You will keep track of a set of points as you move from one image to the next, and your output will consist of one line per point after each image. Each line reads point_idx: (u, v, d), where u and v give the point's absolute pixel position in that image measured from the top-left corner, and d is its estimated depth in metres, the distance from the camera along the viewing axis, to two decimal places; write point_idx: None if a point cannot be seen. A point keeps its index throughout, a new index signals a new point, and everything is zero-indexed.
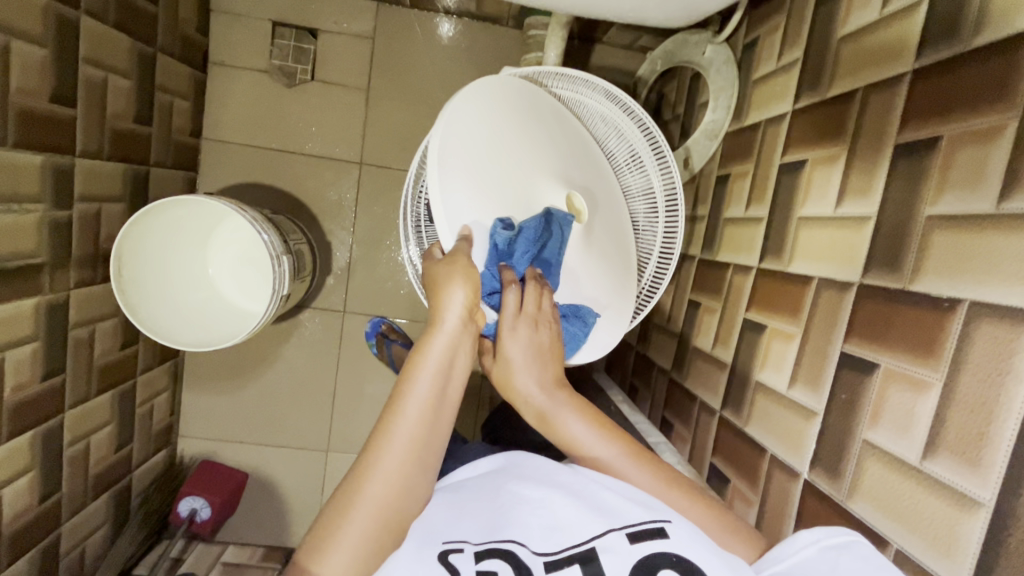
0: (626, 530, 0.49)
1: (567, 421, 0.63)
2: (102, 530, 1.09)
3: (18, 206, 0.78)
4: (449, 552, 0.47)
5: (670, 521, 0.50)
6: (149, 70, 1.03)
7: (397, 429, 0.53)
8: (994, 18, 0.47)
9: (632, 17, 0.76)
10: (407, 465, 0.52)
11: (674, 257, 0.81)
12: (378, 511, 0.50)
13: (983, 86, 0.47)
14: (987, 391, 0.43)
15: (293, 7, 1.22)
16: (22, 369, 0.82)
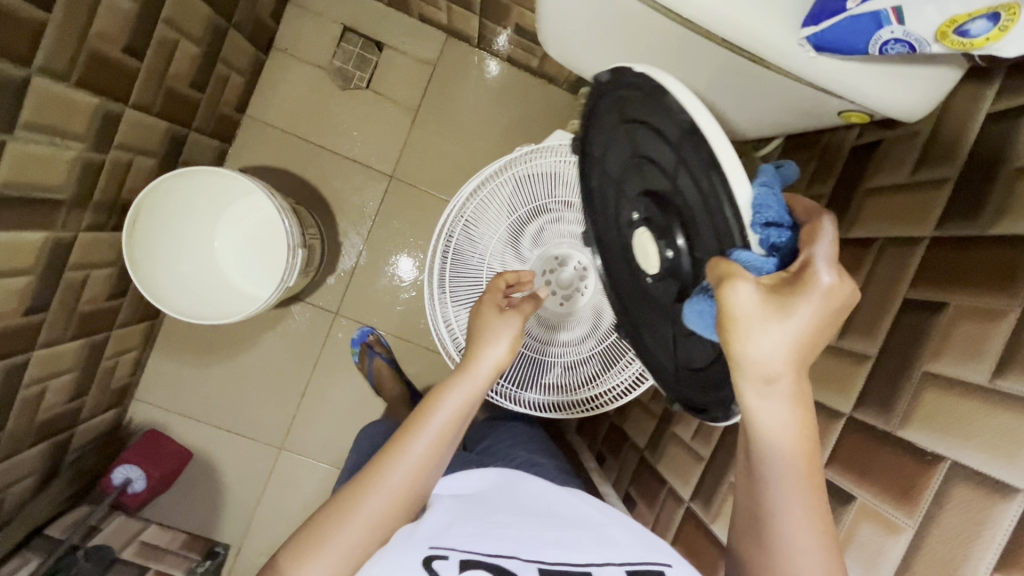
0: (626, 567, 0.48)
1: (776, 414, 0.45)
2: (28, 481, 1.03)
3: (59, 140, 0.77)
4: (434, 559, 0.46)
5: (669, 565, 0.50)
6: (218, 42, 1.05)
7: (406, 458, 0.54)
8: (1012, 215, 0.53)
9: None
10: (408, 495, 0.52)
11: None
12: (369, 537, 0.50)
13: (993, 271, 0.52)
14: (955, 551, 0.46)
15: (367, 18, 1.27)
16: (10, 299, 0.80)
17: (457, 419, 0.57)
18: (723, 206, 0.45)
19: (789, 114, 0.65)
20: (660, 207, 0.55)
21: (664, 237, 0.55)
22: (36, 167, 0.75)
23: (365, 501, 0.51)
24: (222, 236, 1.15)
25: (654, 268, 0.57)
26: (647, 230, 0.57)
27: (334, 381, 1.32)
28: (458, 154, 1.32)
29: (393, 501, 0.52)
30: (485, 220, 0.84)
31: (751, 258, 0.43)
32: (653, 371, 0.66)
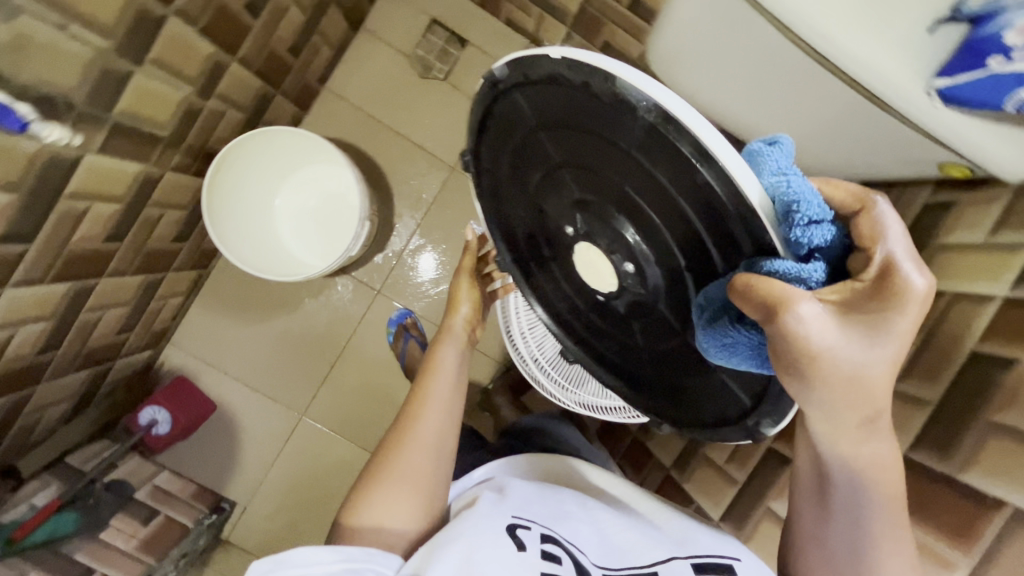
0: (691, 562, 0.63)
1: (871, 440, 0.48)
2: (63, 405, 1.04)
3: (174, 81, 0.80)
4: (517, 527, 0.61)
5: (738, 561, 0.64)
6: (319, 13, 1.09)
7: (429, 408, 0.74)
8: None
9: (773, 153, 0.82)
10: (439, 438, 0.72)
11: None
12: (416, 475, 0.69)
13: None
14: None
15: (455, 14, 1.32)
16: (97, 224, 0.83)
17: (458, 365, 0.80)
18: (700, 197, 0.44)
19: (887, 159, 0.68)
20: (608, 218, 0.57)
21: (614, 252, 0.59)
22: (149, 102, 0.78)
23: (406, 454, 0.70)
24: (286, 197, 1.19)
25: (611, 285, 0.62)
26: (591, 245, 0.60)
27: (365, 357, 1.33)
28: None
29: (427, 451, 0.71)
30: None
31: (804, 275, 0.42)
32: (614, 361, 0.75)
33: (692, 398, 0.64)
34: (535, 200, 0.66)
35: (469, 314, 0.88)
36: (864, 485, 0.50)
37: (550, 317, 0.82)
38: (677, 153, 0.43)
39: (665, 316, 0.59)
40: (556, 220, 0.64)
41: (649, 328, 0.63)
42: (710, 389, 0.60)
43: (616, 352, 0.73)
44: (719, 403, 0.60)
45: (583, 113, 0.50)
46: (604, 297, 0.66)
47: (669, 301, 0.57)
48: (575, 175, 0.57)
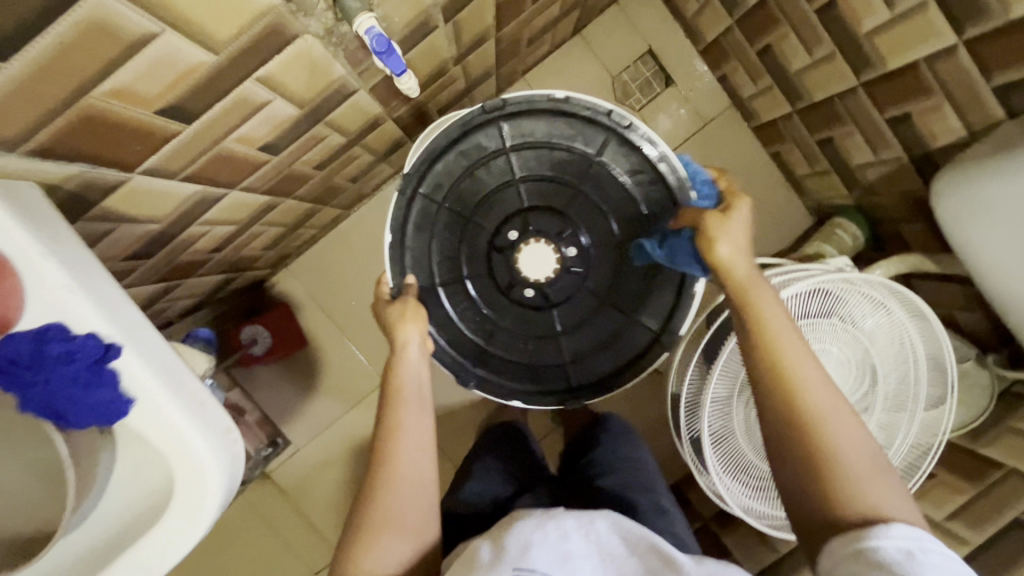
0: None
1: (765, 303, 0.63)
2: (189, 300, 1.01)
3: (450, 45, 0.78)
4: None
5: None
6: (563, 14, 1.07)
7: (402, 437, 0.73)
8: None
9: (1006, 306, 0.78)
10: (413, 459, 0.72)
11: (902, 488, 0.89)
12: (408, 517, 0.69)
13: None
14: None
15: (674, 51, 1.28)
16: (321, 152, 0.81)
17: (418, 380, 0.80)
18: (637, 177, 0.93)
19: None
20: (557, 214, 0.94)
21: (560, 238, 0.93)
22: (426, 56, 0.76)
23: (388, 505, 0.69)
24: None
25: (544, 276, 0.93)
26: (540, 239, 0.93)
27: None
28: None
29: (414, 480, 0.71)
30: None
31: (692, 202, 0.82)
32: (514, 362, 0.97)
33: (593, 350, 0.96)
34: (472, 216, 0.95)
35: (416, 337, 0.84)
36: (803, 376, 0.58)
37: (444, 345, 0.95)
38: (610, 170, 0.93)
39: (590, 288, 0.95)
40: (500, 229, 0.94)
41: (572, 310, 0.95)
42: (613, 338, 0.96)
43: (527, 340, 0.97)
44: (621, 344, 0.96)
45: (556, 142, 0.93)
46: (534, 291, 0.94)
47: (594, 274, 0.95)
48: (528, 188, 0.94)
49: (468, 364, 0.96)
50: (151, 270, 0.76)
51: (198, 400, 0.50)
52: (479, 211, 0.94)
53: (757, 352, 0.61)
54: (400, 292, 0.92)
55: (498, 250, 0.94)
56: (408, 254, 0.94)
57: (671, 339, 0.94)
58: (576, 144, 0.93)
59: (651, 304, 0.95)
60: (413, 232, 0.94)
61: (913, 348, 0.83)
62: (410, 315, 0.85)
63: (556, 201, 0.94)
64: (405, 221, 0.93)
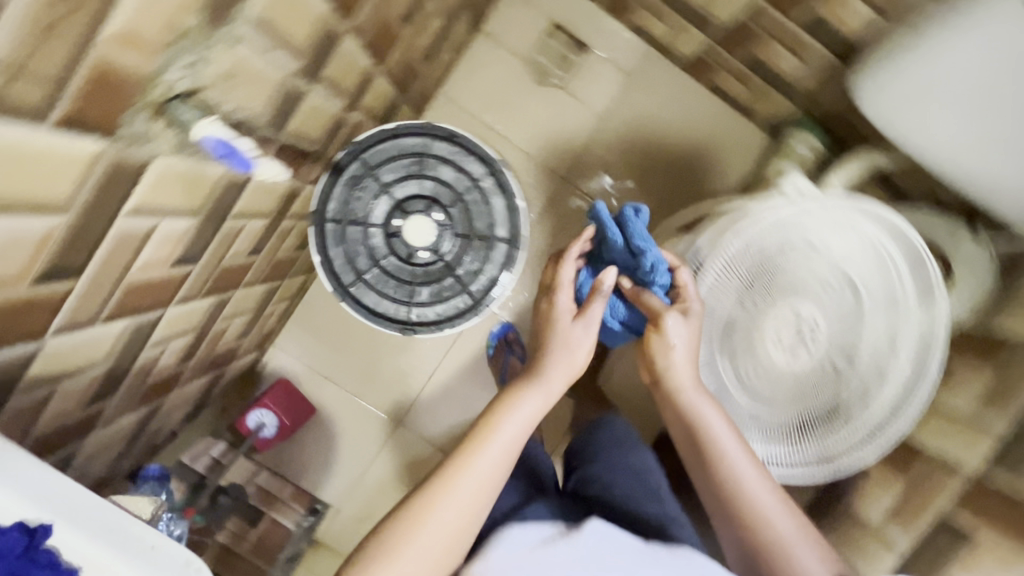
0: None
1: (704, 409, 0.80)
2: (186, 410, 1.05)
3: (334, 98, 0.77)
4: None
5: None
6: (453, 22, 1.05)
7: (466, 475, 0.68)
8: None
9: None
10: (455, 525, 0.66)
11: (935, 384, 0.77)
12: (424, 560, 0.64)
13: None
14: None
15: (578, 18, 1.24)
16: (247, 241, 0.81)
17: (522, 429, 0.73)
18: (463, 152, 0.91)
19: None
20: (423, 192, 0.92)
21: (429, 209, 0.92)
22: (311, 120, 0.75)
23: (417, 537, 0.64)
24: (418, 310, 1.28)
25: (432, 240, 0.92)
26: (417, 217, 0.92)
27: (464, 366, 1.32)
28: (635, 168, 1.29)
29: (470, 503, 0.67)
30: (723, 261, 0.84)
31: (624, 265, 0.88)
32: (437, 325, 0.94)
33: (488, 278, 0.93)
34: (354, 223, 0.91)
35: (565, 378, 0.79)
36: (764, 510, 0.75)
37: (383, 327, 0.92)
38: (444, 151, 0.91)
39: (471, 234, 0.92)
40: (386, 222, 0.92)
41: (463, 256, 0.93)
42: (495, 264, 0.93)
43: (439, 304, 0.94)
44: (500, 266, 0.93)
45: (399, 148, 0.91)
46: (427, 252, 0.93)
47: (464, 222, 0.93)
48: (390, 185, 0.92)
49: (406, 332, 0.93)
50: (122, 403, 0.77)
51: (149, 545, 0.47)
52: (359, 217, 0.91)
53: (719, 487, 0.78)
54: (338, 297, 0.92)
55: (389, 238, 0.92)
56: (332, 270, 0.91)
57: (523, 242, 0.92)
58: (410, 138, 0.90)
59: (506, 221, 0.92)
60: (332, 254, 0.91)
61: (884, 257, 0.80)
62: (579, 339, 0.82)
63: (411, 185, 0.92)
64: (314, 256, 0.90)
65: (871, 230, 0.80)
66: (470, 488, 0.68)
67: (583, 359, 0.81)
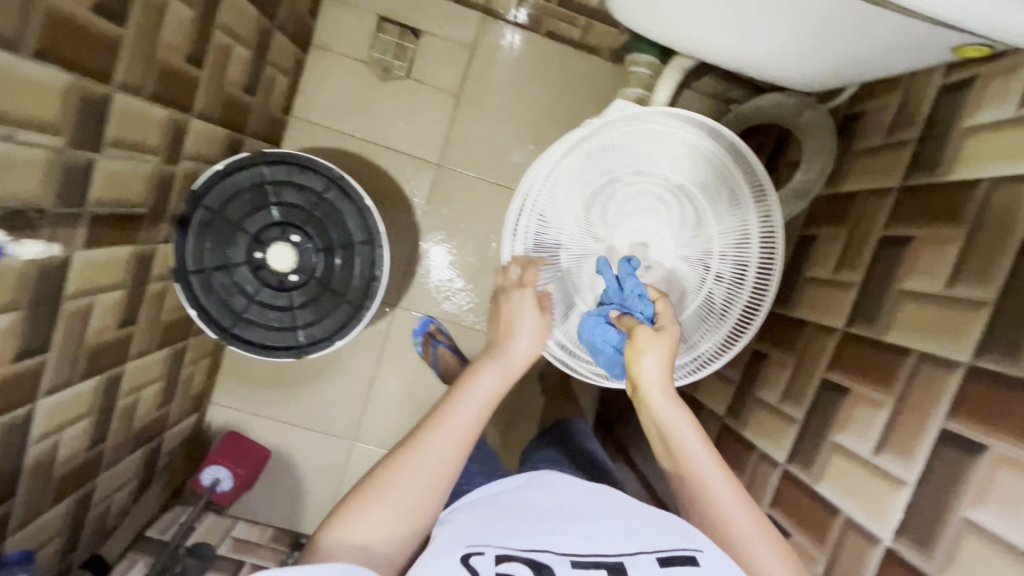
0: (657, 554, 0.52)
1: (680, 424, 0.67)
2: (129, 487, 1.08)
3: (140, 156, 0.79)
4: (470, 555, 0.50)
5: (701, 551, 0.53)
6: (267, 46, 1.05)
7: (432, 441, 0.60)
8: None
9: (780, 78, 0.78)
10: (416, 498, 0.57)
11: (777, 275, 0.80)
12: (399, 521, 0.56)
13: None
14: None
15: (403, 6, 1.25)
16: (106, 315, 0.82)
17: (485, 407, 0.64)
18: (300, 172, 0.93)
19: (906, 57, 0.65)
20: (274, 221, 0.94)
21: (285, 234, 0.95)
22: (118, 183, 0.76)
23: (391, 485, 0.57)
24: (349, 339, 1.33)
25: (297, 262, 0.95)
26: (275, 245, 0.94)
27: (400, 369, 1.34)
28: (503, 134, 1.30)
29: (450, 457, 0.60)
30: (556, 192, 0.82)
31: (613, 303, 0.79)
32: (328, 340, 0.96)
33: (360, 281, 0.95)
34: (218, 268, 0.93)
35: (521, 359, 0.69)
36: (721, 503, 0.63)
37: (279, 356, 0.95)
38: (280, 178, 0.93)
39: (331, 247, 0.95)
40: (249, 258, 0.94)
41: (330, 269, 0.96)
42: (363, 267, 0.95)
43: (323, 320, 0.96)
44: (368, 268, 0.95)
45: (238, 186, 0.92)
46: (297, 274, 0.96)
47: (322, 236, 0.95)
48: (242, 222, 0.93)
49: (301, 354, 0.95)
50: (35, 500, 0.80)
51: None
52: (222, 261, 0.93)
53: (677, 479, 0.66)
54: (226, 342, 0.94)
55: (256, 273, 0.95)
56: (212, 316, 0.93)
57: (383, 238, 0.95)
58: (244, 174, 0.92)
59: (358, 223, 0.94)
60: (206, 303, 0.92)
61: (711, 159, 0.82)
62: (532, 315, 0.73)
63: (263, 217, 0.94)
64: (189, 310, 0.92)
65: (694, 136, 0.81)
66: (445, 449, 0.60)
67: (534, 341, 0.71)
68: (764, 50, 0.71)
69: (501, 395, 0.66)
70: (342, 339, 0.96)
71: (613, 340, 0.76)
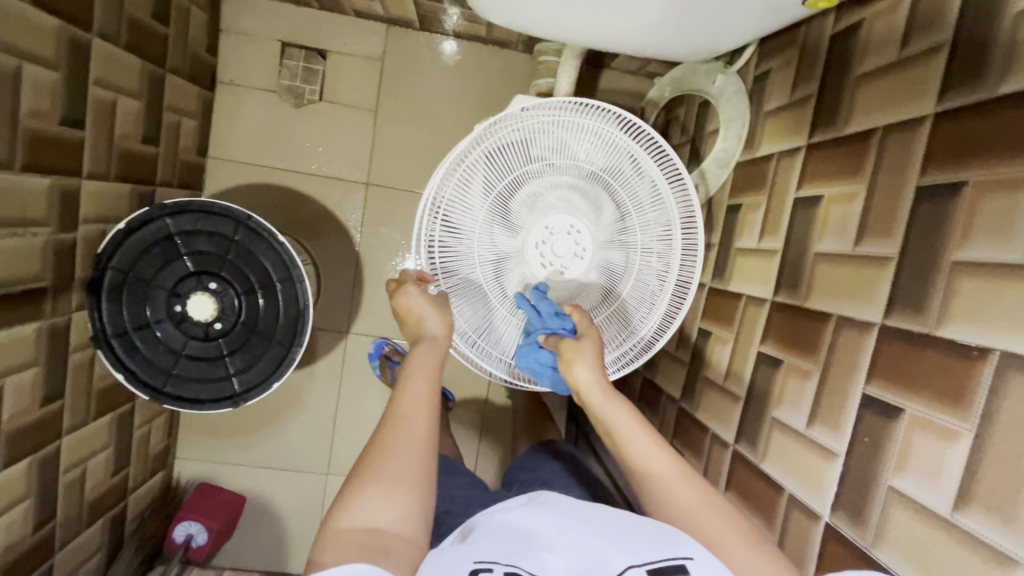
0: (648, 567, 0.46)
1: (619, 420, 0.62)
2: (96, 557, 1.06)
3: (23, 229, 0.76)
4: (478, 573, 0.45)
5: (691, 558, 0.47)
6: (160, 91, 1.02)
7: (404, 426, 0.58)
8: (998, 66, 0.49)
9: (649, 51, 0.76)
10: (411, 468, 0.55)
11: (699, 249, 0.77)
12: (399, 491, 0.53)
13: (994, 141, 0.48)
14: (992, 429, 0.44)
15: (304, 28, 1.22)
16: (22, 395, 0.80)
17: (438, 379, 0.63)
18: (206, 219, 0.90)
19: (756, 18, 0.64)
20: (187, 270, 0.92)
21: (202, 283, 0.92)
22: (6, 260, 0.74)
23: (382, 467, 0.54)
24: (301, 370, 1.30)
25: (217, 310, 0.92)
26: (193, 295, 0.91)
27: (362, 395, 1.32)
28: (429, 143, 1.28)
29: (425, 428, 0.58)
30: (461, 198, 0.79)
31: (536, 330, 0.76)
32: (264, 383, 0.93)
33: (285, 320, 0.93)
34: (138, 327, 0.90)
35: (445, 334, 0.70)
36: (676, 493, 0.57)
37: (215, 405, 0.92)
38: (186, 227, 0.90)
39: (249, 289, 0.93)
40: (168, 312, 0.92)
41: (252, 311, 0.94)
42: (284, 305, 0.93)
43: (255, 365, 0.94)
44: (290, 305, 0.93)
45: (144, 242, 0.89)
46: (221, 322, 0.93)
47: (240, 280, 0.93)
48: (154, 277, 0.91)
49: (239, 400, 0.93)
50: None
51: None
52: (141, 318, 0.90)
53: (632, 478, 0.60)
54: (157, 399, 0.90)
55: (179, 326, 0.92)
56: (141, 374, 0.90)
57: (300, 273, 0.92)
58: (149, 229, 0.89)
59: (272, 261, 0.92)
60: (132, 362, 0.89)
61: (615, 141, 0.77)
62: (438, 304, 0.72)
63: (177, 270, 0.91)
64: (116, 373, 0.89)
65: (598, 125, 0.77)
66: (416, 421, 0.59)
67: (446, 321, 0.71)
68: (626, 27, 0.69)
69: (438, 368, 0.66)
70: (276, 380, 0.93)
71: (548, 361, 0.74)
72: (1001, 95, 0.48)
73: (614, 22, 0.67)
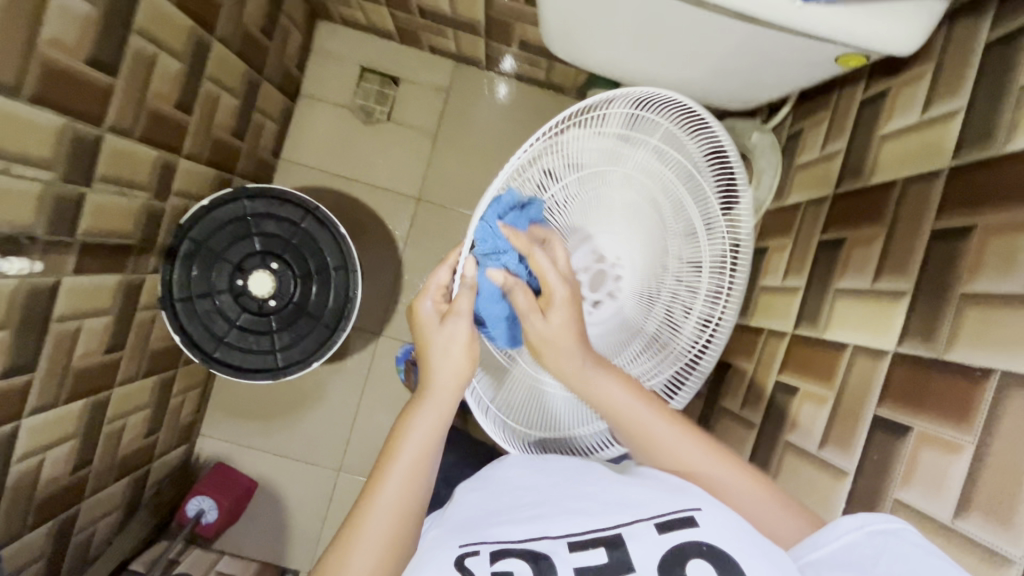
0: (654, 521, 0.48)
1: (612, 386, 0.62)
2: (113, 515, 1.09)
3: (129, 191, 0.87)
4: (465, 557, 0.49)
5: (699, 509, 0.49)
6: (254, 94, 1.15)
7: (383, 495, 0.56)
8: (1004, 128, 0.56)
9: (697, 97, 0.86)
10: (394, 537, 0.55)
11: None
12: (376, 571, 0.54)
13: (1001, 190, 0.55)
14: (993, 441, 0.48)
15: (382, 56, 1.37)
16: (93, 338, 0.88)
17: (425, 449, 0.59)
18: (279, 204, 1.00)
19: (794, 74, 0.73)
20: (251, 247, 1.01)
21: (264, 260, 1.01)
22: (109, 215, 0.84)
23: (366, 531, 0.55)
24: (330, 365, 1.36)
25: (275, 287, 1.01)
26: (255, 271, 1.00)
27: (384, 397, 1.37)
28: (479, 169, 1.38)
29: (402, 507, 0.56)
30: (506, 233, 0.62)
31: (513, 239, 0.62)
32: (305, 361, 0.99)
33: (332, 304, 1.01)
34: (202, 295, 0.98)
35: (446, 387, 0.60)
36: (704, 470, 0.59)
37: (260, 375, 0.99)
38: (259, 209, 1.00)
39: (305, 271, 1.02)
40: (230, 284, 1.00)
41: (305, 292, 1.02)
42: (334, 288, 1.01)
43: (299, 342, 1.01)
44: (339, 290, 1.01)
45: (222, 220, 0.99)
46: (276, 299, 1.02)
47: (297, 262, 1.02)
48: (224, 251, 1.00)
49: (281, 373, 0.99)
50: (13, 521, 0.82)
51: None
52: (204, 287, 0.98)
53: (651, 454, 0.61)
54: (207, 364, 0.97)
55: (238, 299, 1.00)
56: (197, 339, 0.97)
57: (354, 262, 1.00)
58: (226, 208, 0.98)
59: (330, 248, 1.01)
60: (192, 327, 0.97)
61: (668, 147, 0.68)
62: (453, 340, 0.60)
63: (242, 247, 1.00)
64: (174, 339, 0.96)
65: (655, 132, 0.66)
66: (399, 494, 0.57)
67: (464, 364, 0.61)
68: (679, 71, 0.79)
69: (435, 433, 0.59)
70: (315, 360, 0.99)
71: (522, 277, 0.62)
72: (1006, 153, 0.55)
73: (671, 66, 0.77)
